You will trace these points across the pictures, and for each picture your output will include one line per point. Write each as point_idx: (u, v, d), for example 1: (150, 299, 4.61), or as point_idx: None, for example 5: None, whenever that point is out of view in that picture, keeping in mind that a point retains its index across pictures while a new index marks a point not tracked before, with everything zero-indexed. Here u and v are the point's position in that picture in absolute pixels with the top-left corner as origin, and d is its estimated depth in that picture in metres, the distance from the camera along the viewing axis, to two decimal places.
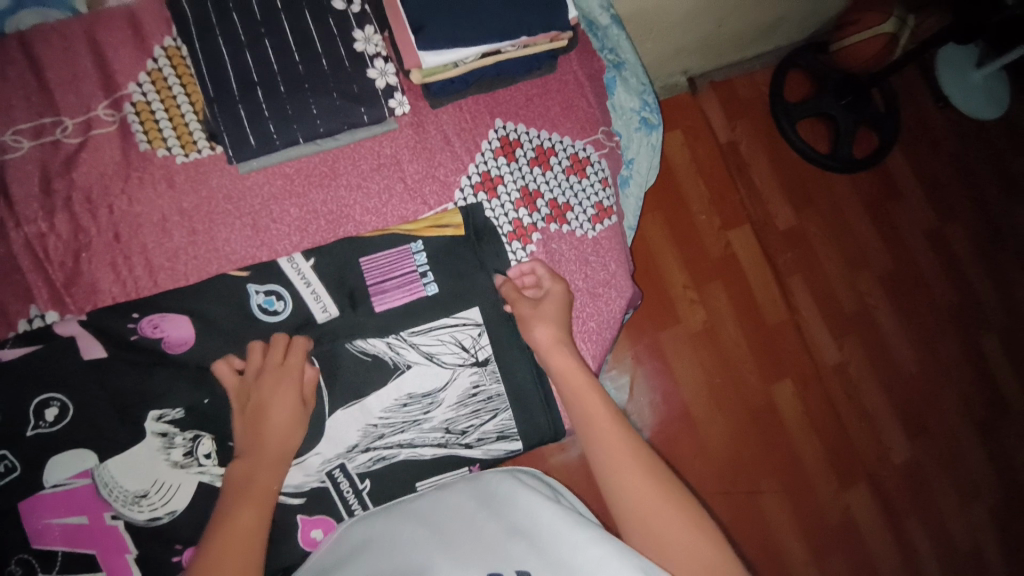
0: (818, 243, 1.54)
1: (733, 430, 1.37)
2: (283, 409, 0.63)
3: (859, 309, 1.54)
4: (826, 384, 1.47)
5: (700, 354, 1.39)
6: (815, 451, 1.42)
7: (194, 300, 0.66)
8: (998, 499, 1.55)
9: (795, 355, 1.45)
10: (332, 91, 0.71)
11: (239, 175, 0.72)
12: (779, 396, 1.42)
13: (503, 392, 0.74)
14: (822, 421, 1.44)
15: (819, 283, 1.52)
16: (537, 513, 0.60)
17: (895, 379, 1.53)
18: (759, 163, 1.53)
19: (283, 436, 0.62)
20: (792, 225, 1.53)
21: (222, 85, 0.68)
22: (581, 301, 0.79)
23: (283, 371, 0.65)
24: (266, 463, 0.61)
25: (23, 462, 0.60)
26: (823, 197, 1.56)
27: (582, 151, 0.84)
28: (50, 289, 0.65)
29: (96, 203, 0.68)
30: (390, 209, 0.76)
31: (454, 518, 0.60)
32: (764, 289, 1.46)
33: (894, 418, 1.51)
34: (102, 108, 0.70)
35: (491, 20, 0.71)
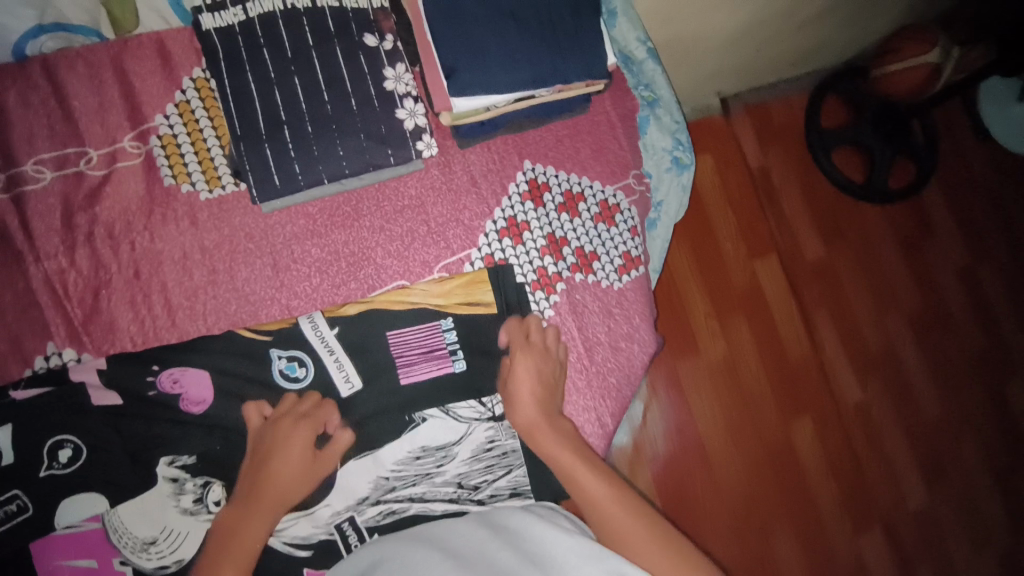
0: (845, 276, 1.46)
1: (748, 468, 1.30)
2: (292, 462, 0.63)
3: (886, 347, 1.46)
4: (847, 424, 1.39)
5: (718, 386, 1.32)
6: (832, 494, 1.34)
7: (212, 346, 0.66)
8: (1010, 546, 1.45)
9: (817, 393, 1.37)
10: (359, 132, 0.70)
11: (262, 214, 0.70)
12: (798, 433, 1.34)
13: (518, 447, 0.72)
14: (840, 462, 1.36)
15: (846, 318, 1.44)
16: (548, 544, 0.58)
17: (918, 422, 1.45)
18: (790, 190, 1.45)
19: (287, 483, 0.63)
20: (821, 258, 1.45)
21: (250, 124, 0.67)
22: (603, 354, 0.77)
23: (301, 424, 0.65)
24: (261, 509, 0.61)
25: (35, 502, 0.60)
26: (853, 229, 1.48)
27: (613, 198, 0.82)
28: (68, 326, 0.65)
29: (118, 238, 0.67)
30: (412, 253, 0.74)
31: (470, 546, 0.59)
32: (788, 322, 1.38)
33: (912, 461, 1.43)
34: (128, 140, 0.69)
35: (527, 68, 0.68)
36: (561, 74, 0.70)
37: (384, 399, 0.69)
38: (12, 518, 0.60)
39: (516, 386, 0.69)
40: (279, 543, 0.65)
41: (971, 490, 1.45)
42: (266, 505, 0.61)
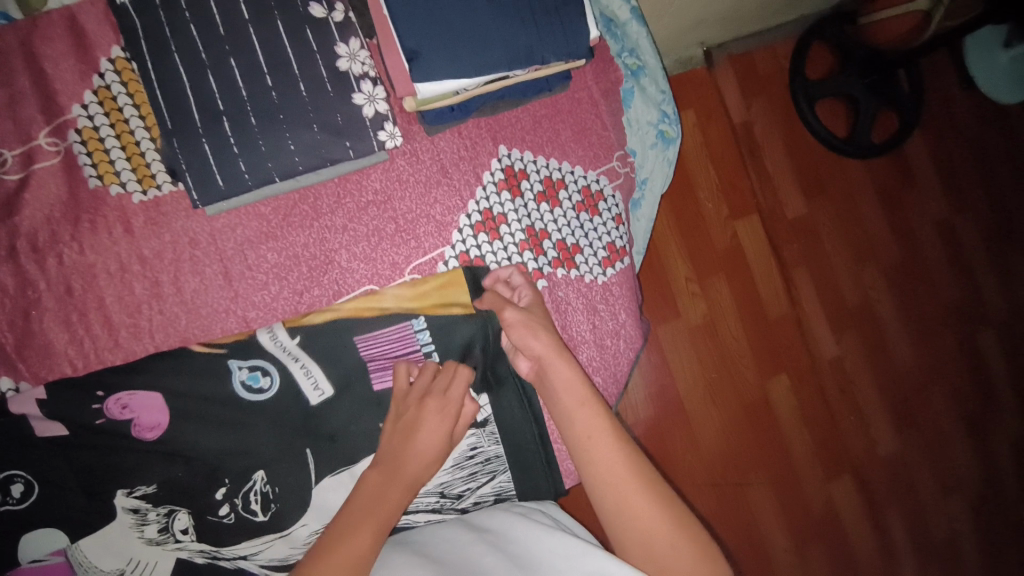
0: (827, 234, 1.40)
1: (726, 426, 1.29)
2: (432, 436, 0.59)
3: (864, 301, 1.41)
4: (822, 380, 1.37)
5: (700, 347, 1.29)
6: (806, 444, 1.33)
7: (161, 368, 0.60)
8: (978, 490, 1.44)
9: (793, 350, 1.34)
10: (312, 123, 0.62)
11: (207, 217, 0.63)
12: (775, 390, 1.33)
13: (501, 453, 0.70)
14: (815, 416, 1.35)
15: (825, 274, 1.39)
16: (536, 546, 0.55)
17: (891, 375, 1.42)
18: (774, 145, 1.37)
19: (425, 461, 0.58)
20: (802, 216, 1.38)
21: (182, 116, 0.59)
22: (588, 352, 0.74)
23: (444, 398, 0.61)
24: (398, 485, 0.56)
25: None
26: (837, 185, 1.41)
27: (595, 183, 0.77)
28: (1, 353, 0.59)
29: (44, 251, 0.60)
30: (379, 254, 0.68)
31: (453, 551, 0.56)
32: (768, 281, 1.33)
33: (883, 411, 1.41)
34: (44, 137, 0.60)
35: (499, 45, 0.61)
36: (539, 49, 0.63)
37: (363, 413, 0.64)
38: None
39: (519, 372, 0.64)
40: (255, 568, 0.61)
41: (939, 452, 1.43)
42: (402, 477, 0.57)
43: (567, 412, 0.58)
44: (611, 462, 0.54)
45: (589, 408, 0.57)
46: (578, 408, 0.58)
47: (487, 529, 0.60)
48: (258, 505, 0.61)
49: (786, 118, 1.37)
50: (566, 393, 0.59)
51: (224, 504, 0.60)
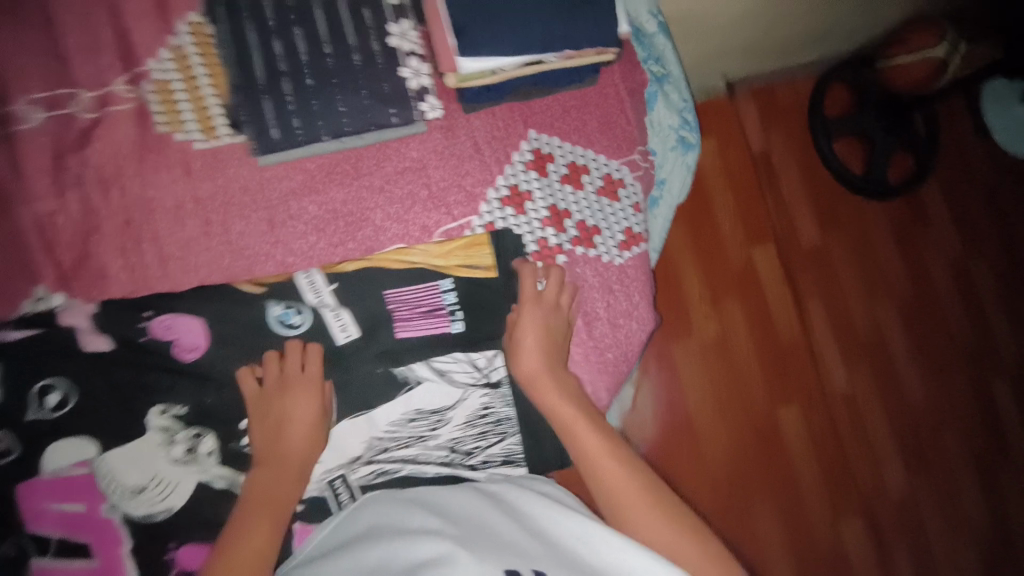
0: (841, 266, 1.43)
1: (735, 446, 1.29)
2: (301, 418, 0.63)
3: (874, 333, 1.43)
4: (832, 409, 1.37)
5: (711, 365, 1.31)
6: (813, 471, 1.33)
7: (203, 301, 0.65)
8: (988, 535, 1.41)
9: (804, 377, 1.35)
10: (361, 88, 0.69)
11: (258, 166, 0.69)
12: (785, 415, 1.33)
13: (512, 416, 0.72)
14: (824, 445, 1.35)
15: (836, 303, 1.41)
16: (541, 517, 0.59)
17: (900, 410, 1.42)
18: (790, 176, 1.42)
19: (304, 446, 0.63)
20: (816, 246, 1.42)
21: (249, 74, 0.66)
22: (601, 329, 0.77)
23: (300, 378, 0.65)
24: (283, 475, 0.61)
25: (22, 444, 0.59)
26: (851, 218, 1.44)
27: (617, 172, 0.82)
28: (58, 270, 0.63)
29: (109, 184, 0.65)
30: (411, 217, 0.73)
31: (469, 514, 0.60)
32: (781, 306, 1.36)
33: (892, 447, 1.40)
34: (121, 83, 0.67)
35: (539, 30, 0.67)
36: (572, 37, 0.69)
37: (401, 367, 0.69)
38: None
39: (518, 337, 0.69)
40: None
41: (948, 493, 1.41)
42: (289, 468, 0.62)
43: (551, 405, 0.66)
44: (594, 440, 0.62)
45: (583, 425, 0.63)
46: (563, 399, 0.66)
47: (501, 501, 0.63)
48: None
49: (802, 149, 1.42)
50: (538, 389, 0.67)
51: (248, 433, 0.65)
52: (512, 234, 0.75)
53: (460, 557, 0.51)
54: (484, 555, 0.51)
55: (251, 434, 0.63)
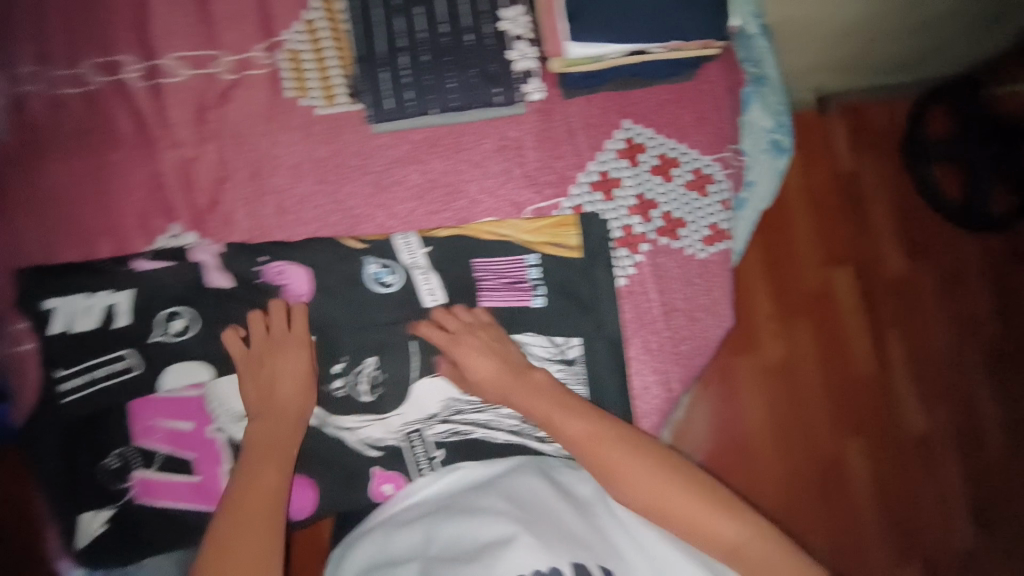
0: (929, 298, 1.29)
1: (791, 476, 1.21)
2: (290, 374, 0.67)
3: (956, 376, 1.28)
4: (903, 452, 1.25)
5: (774, 388, 1.22)
6: (878, 517, 1.22)
7: (311, 254, 0.71)
8: None
9: (873, 412, 1.24)
10: (471, 67, 0.72)
11: (370, 133, 0.74)
12: (849, 450, 1.23)
13: (583, 393, 0.74)
14: (889, 488, 1.23)
15: (920, 341, 1.28)
16: (607, 513, 0.61)
17: (978, 463, 1.26)
18: (879, 195, 1.29)
19: (295, 400, 0.66)
20: (903, 273, 1.28)
21: (372, 47, 0.71)
22: (678, 320, 0.77)
23: (288, 338, 0.68)
24: (279, 428, 0.64)
25: (145, 363, 0.67)
26: (944, 248, 1.30)
27: (708, 168, 0.81)
28: (193, 212, 0.70)
29: (241, 139, 0.72)
30: (504, 193, 0.77)
31: (536, 498, 0.62)
32: (856, 333, 1.25)
33: (967, 504, 1.25)
34: (259, 50, 0.73)
35: (646, 20, 0.68)
36: (676, 29, 0.69)
37: None
38: (123, 374, 0.67)
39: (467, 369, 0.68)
40: (354, 441, 0.71)
41: None
42: (282, 421, 0.65)
43: (539, 417, 0.64)
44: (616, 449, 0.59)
45: (597, 432, 0.61)
46: (558, 413, 0.63)
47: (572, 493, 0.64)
48: (366, 386, 0.71)
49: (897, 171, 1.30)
50: (528, 398, 0.65)
51: (338, 377, 0.71)
52: (599, 219, 0.76)
53: (521, 542, 0.54)
54: (547, 546, 0.54)
55: (243, 392, 0.66)
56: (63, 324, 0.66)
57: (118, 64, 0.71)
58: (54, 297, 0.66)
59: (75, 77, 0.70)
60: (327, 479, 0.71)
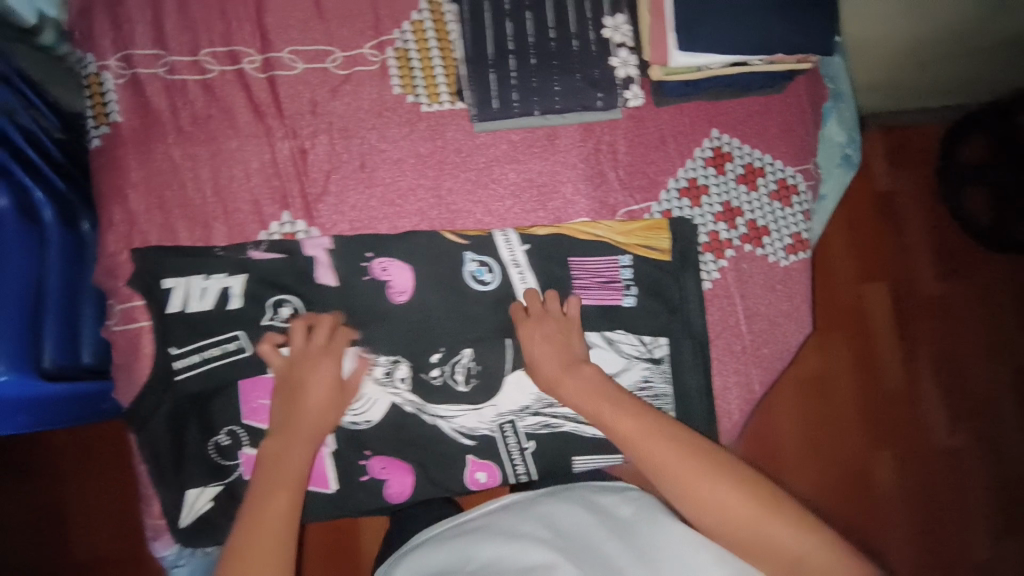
0: (968, 319, 1.24)
1: (820, 490, 1.16)
2: (318, 391, 0.65)
3: (988, 394, 1.22)
4: (935, 472, 1.19)
5: (804, 401, 1.18)
6: (905, 537, 1.17)
7: (414, 248, 0.73)
8: None
9: (905, 430, 1.20)
10: (576, 72, 0.74)
11: (472, 132, 0.77)
12: (879, 467, 1.18)
13: (669, 393, 0.76)
14: (919, 509, 1.18)
15: (952, 358, 1.23)
16: (653, 537, 0.56)
17: (1015, 489, 1.20)
18: (919, 213, 1.26)
19: (319, 416, 0.65)
20: (941, 292, 1.24)
21: (481, 49, 0.73)
22: (760, 324, 0.79)
23: (318, 352, 0.67)
24: (298, 441, 0.63)
25: (251, 346, 0.69)
26: (987, 269, 1.26)
27: (792, 179, 0.83)
28: (303, 201, 0.72)
29: (350, 132, 0.74)
30: (598, 195, 0.79)
31: (576, 527, 0.59)
32: (888, 349, 1.22)
33: (1000, 531, 1.18)
34: (369, 48, 0.76)
35: (749, 31, 0.71)
36: (778, 41, 0.72)
37: None
38: (232, 356, 0.69)
39: (528, 348, 0.70)
40: (449, 429, 0.72)
41: None
42: (301, 432, 0.63)
43: (599, 412, 0.64)
44: (673, 455, 0.59)
45: (654, 435, 0.61)
46: (615, 406, 0.64)
47: (618, 518, 0.60)
48: (461, 376, 0.72)
49: (931, 193, 1.26)
50: (582, 396, 0.66)
51: (436, 366, 0.72)
52: (689, 223, 0.78)
53: None
54: None
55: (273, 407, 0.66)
56: (179, 302, 0.68)
57: (237, 54, 0.73)
58: (172, 276, 0.68)
59: (197, 64, 0.72)
60: (423, 468, 0.72)
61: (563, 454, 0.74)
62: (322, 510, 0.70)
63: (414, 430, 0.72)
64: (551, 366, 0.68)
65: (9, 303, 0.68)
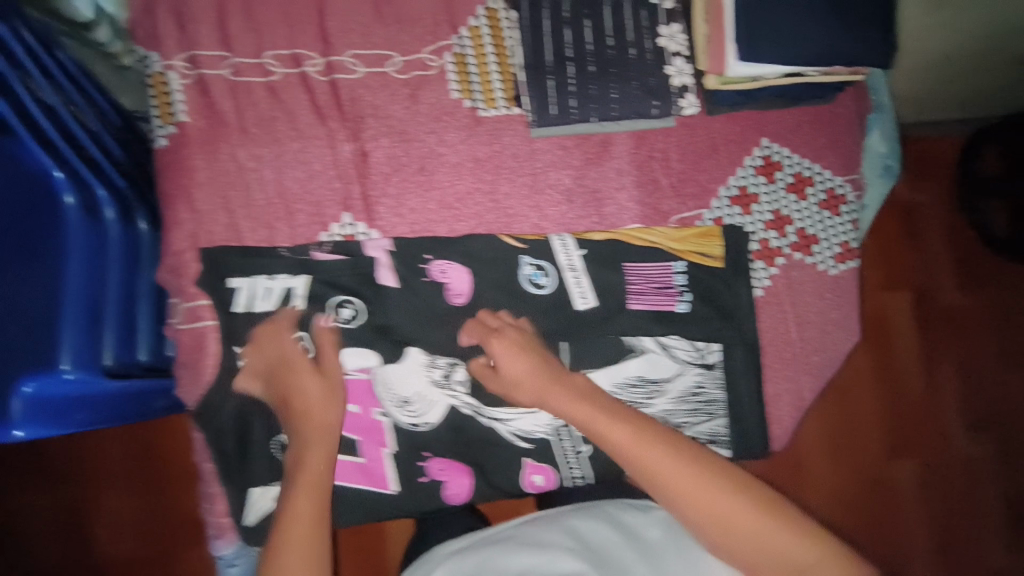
0: (982, 326, 1.23)
1: (837, 494, 1.15)
2: (307, 393, 0.65)
3: (1001, 408, 1.21)
4: (950, 477, 1.19)
5: (823, 406, 1.17)
6: (922, 539, 1.16)
7: (470, 252, 0.74)
8: None
9: (921, 436, 1.19)
10: (634, 80, 0.75)
11: (528, 137, 0.77)
12: (896, 472, 1.17)
13: (722, 399, 0.77)
14: (936, 511, 1.17)
15: (966, 370, 1.22)
16: (680, 568, 0.57)
17: None
18: (936, 221, 1.25)
19: (320, 410, 0.64)
20: (956, 301, 1.23)
21: (540, 56, 0.74)
22: (810, 332, 0.80)
23: (298, 360, 0.67)
24: (318, 444, 0.61)
25: (314, 347, 0.69)
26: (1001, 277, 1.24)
27: (840, 188, 0.84)
28: (363, 203, 0.73)
29: (410, 136, 0.75)
30: (653, 201, 0.79)
31: (605, 545, 0.59)
32: (906, 356, 1.20)
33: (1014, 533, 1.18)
34: (428, 52, 0.77)
35: (807, 43, 0.72)
36: (837, 53, 0.72)
37: (634, 340, 0.76)
38: None
39: (505, 365, 0.67)
40: (506, 432, 0.72)
41: None
42: (324, 433, 0.62)
43: (591, 425, 0.60)
44: (675, 467, 0.54)
45: (651, 448, 0.56)
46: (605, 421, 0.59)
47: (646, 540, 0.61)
48: None
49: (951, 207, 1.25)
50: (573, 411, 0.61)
51: None
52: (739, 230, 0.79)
53: None
54: None
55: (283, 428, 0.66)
56: (243, 302, 0.69)
57: (300, 57, 0.74)
58: (237, 276, 0.69)
59: (261, 66, 0.73)
60: (480, 470, 0.73)
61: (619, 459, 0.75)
62: (382, 510, 0.71)
63: (471, 432, 0.72)
64: (530, 377, 0.65)
65: (78, 300, 0.67)
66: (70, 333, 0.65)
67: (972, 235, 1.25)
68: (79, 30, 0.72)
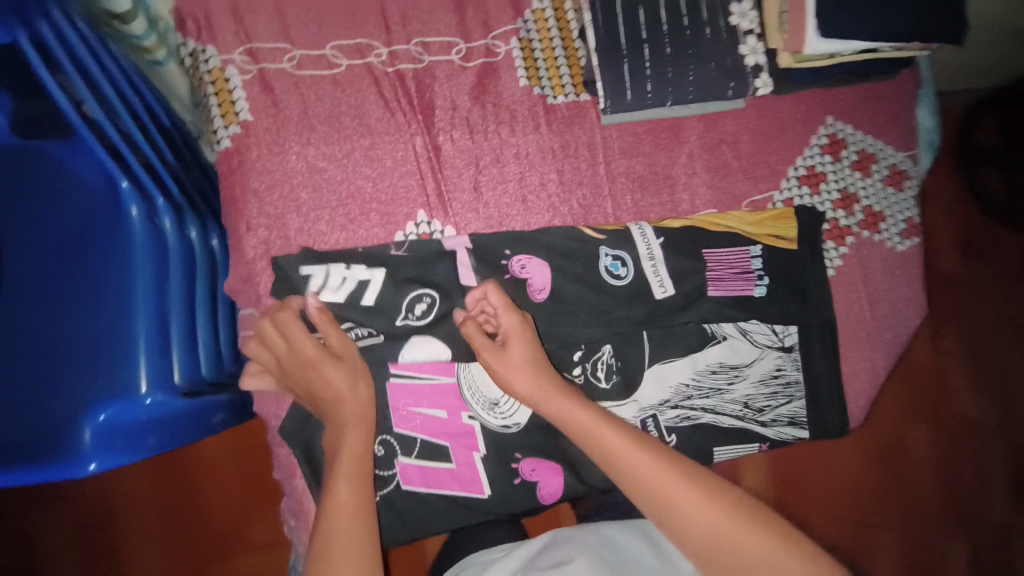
0: (977, 287, 1.19)
1: (849, 462, 1.10)
2: (329, 377, 0.61)
3: (1003, 362, 1.17)
4: (952, 435, 1.14)
5: None
6: (934, 496, 1.11)
7: (549, 246, 0.71)
8: None
9: (919, 397, 1.15)
10: (710, 61, 0.73)
11: (599, 125, 0.75)
12: (902, 433, 1.13)
13: (800, 381, 0.78)
14: (941, 469, 1.13)
15: (965, 328, 1.18)
16: None
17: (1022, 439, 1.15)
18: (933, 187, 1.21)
19: (349, 393, 0.61)
20: (951, 263, 1.20)
21: (613, 40, 0.71)
22: (881, 308, 0.81)
23: (312, 344, 0.62)
24: (354, 429, 0.60)
25: (383, 331, 0.67)
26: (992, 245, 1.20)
27: (903, 164, 0.84)
28: (438, 200, 0.70)
29: (480, 128, 0.72)
30: (724, 186, 0.79)
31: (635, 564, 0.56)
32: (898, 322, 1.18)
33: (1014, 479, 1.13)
34: (494, 38, 0.73)
35: (887, 18, 0.70)
36: (917, 29, 0.71)
37: (715, 327, 0.76)
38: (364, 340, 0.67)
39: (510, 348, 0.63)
40: None
41: None
42: (361, 418, 0.61)
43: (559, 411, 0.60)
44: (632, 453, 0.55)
45: (607, 428, 0.57)
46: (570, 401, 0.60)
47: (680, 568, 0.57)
48: (602, 372, 0.73)
49: (953, 172, 1.21)
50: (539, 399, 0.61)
51: (578, 365, 0.72)
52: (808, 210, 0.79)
53: None
54: None
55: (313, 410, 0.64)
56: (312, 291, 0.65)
57: (364, 47, 0.70)
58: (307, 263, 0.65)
59: (324, 58, 0.69)
60: (571, 467, 0.72)
61: (706, 446, 0.75)
62: (476, 514, 0.70)
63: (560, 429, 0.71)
64: (535, 372, 0.62)
65: (150, 317, 0.61)
66: (144, 354, 0.59)
67: (972, 200, 1.20)
68: (116, 23, 0.61)
